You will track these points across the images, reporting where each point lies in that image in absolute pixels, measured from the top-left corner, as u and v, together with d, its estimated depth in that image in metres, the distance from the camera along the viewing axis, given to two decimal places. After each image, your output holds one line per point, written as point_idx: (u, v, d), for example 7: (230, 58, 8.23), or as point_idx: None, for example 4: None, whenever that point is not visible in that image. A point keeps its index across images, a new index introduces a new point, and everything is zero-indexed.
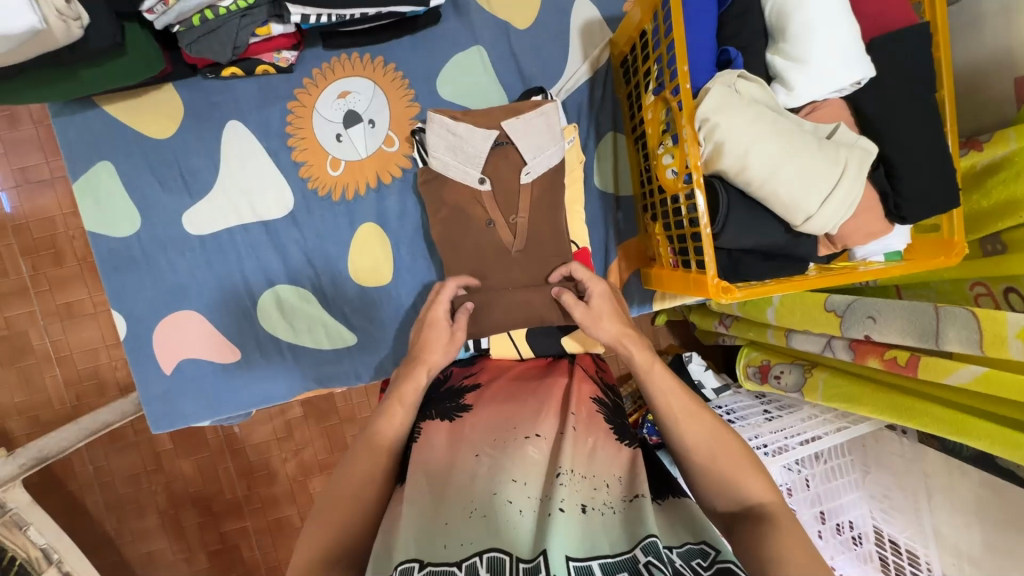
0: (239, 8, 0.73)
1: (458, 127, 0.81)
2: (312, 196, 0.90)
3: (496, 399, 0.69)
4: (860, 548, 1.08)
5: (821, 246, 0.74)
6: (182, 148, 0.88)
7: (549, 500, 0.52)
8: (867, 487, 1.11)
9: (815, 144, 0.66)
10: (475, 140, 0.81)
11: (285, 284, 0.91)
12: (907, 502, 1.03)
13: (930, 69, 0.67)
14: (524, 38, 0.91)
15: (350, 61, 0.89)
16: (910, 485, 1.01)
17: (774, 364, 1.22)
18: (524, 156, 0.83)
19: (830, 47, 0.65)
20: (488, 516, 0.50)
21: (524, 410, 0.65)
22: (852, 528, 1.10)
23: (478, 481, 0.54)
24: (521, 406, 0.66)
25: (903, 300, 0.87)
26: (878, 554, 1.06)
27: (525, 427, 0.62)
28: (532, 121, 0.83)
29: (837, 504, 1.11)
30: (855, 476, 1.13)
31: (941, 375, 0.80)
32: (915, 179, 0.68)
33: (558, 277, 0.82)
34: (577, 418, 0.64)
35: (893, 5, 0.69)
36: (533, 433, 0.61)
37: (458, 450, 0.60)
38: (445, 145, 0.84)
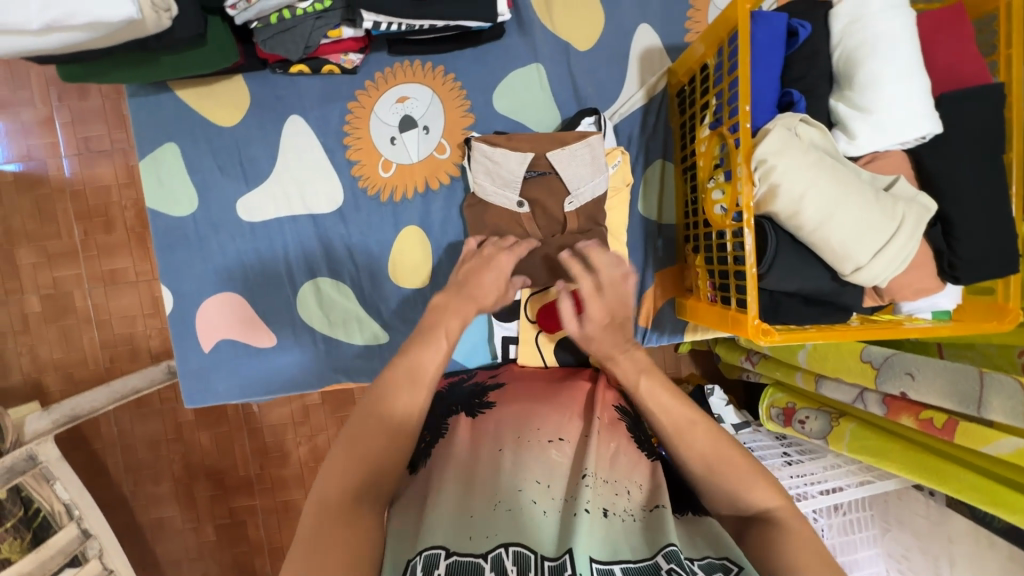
0: (315, 10, 0.76)
1: (494, 152, 0.84)
2: (362, 194, 0.93)
3: (522, 399, 0.69)
4: None
5: (867, 297, 0.72)
6: (243, 137, 0.91)
7: (573, 501, 0.53)
8: (886, 545, 1.08)
9: (872, 196, 0.65)
10: (510, 164, 0.84)
11: (327, 278, 0.93)
12: (928, 566, 1.00)
13: (1001, 131, 0.66)
14: (583, 59, 0.92)
15: (412, 68, 0.91)
16: (933, 550, 0.98)
17: (799, 408, 1.19)
18: (567, 186, 0.84)
19: (897, 100, 0.64)
20: (514, 510, 0.51)
21: (549, 412, 0.65)
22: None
23: (504, 475, 0.55)
24: (545, 407, 0.67)
25: (944, 359, 0.86)
26: None
27: (549, 429, 0.62)
28: (577, 151, 0.83)
29: (853, 559, 1.08)
30: (874, 532, 1.10)
31: (979, 442, 0.78)
32: (973, 240, 0.66)
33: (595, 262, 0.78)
34: (601, 423, 0.64)
35: (968, 61, 0.68)
36: (556, 436, 0.61)
37: (479, 444, 0.61)
38: (493, 142, 0.85)
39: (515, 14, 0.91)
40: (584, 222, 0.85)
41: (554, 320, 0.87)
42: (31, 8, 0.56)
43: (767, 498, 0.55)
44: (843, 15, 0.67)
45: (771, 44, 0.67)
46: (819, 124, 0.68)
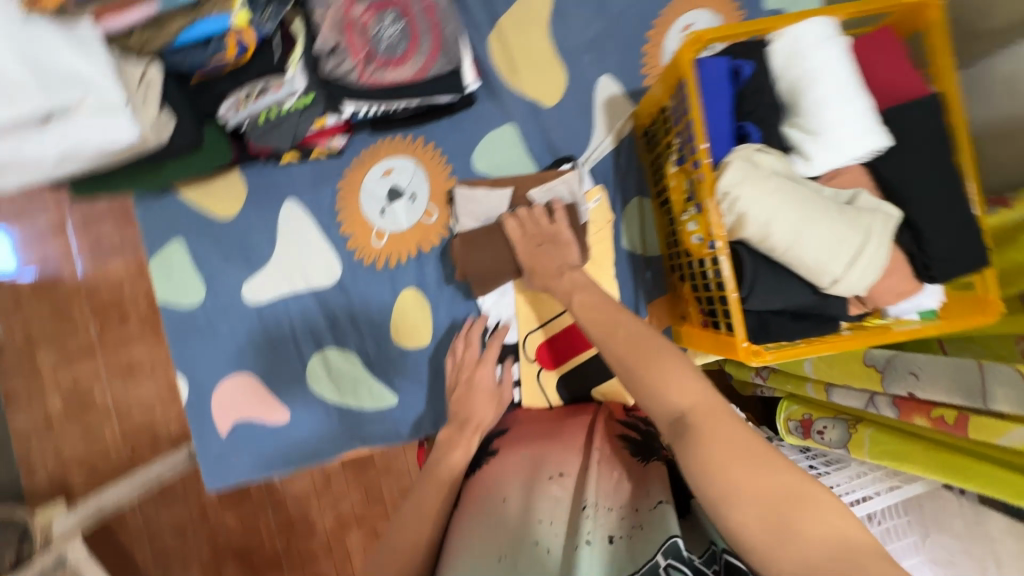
0: (299, 107, 0.84)
1: (475, 191, 0.92)
2: (359, 264, 0.97)
3: (526, 440, 0.72)
4: None
5: (850, 305, 0.76)
6: (243, 225, 0.97)
7: (575, 534, 0.56)
8: (928, 550, 1.01)
9: (837, 212, 0.69)
10: (493, 200, 0.91)
11: (333, 348, 0.97)
12: (972, 564, 0.93)
13: (948, 137, 0.70)
14: (552, 114, 0.99)
15: (395, 144, 0.98)
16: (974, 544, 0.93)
17: (816, 419, 1.19)
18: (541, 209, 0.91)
19: (841, 121, 0.68)
20: (519, 555, 0.54)
21: (550, 450, 0.69)
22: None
23: (510, 520, 0.58)
24: (551, 446, 0.69)
25: (949, 355, 0.86)
26: None
27: (550, 467, 0.65)
28: (555, 187, 0.91)
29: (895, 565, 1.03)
30: (915, 540, 1.04)
31: (992, 435, 0.78)
32: (941, 242, 0.69)
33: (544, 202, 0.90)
34: (602, 453, 0.67)
35: (907, 76, 0.72)
36: (557, 472, 0.64)
37: (484, 495, 0.64)
38: (473, 184, 0.93)
39: (484, 83, 0.98)
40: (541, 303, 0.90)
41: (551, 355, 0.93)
42: (47, 141, 0.62)
43: (683, 406, 0.52)
44: (781, 49, 0.72)
45: (719, 83, 0.72)
46: (773, 150, 0.73)
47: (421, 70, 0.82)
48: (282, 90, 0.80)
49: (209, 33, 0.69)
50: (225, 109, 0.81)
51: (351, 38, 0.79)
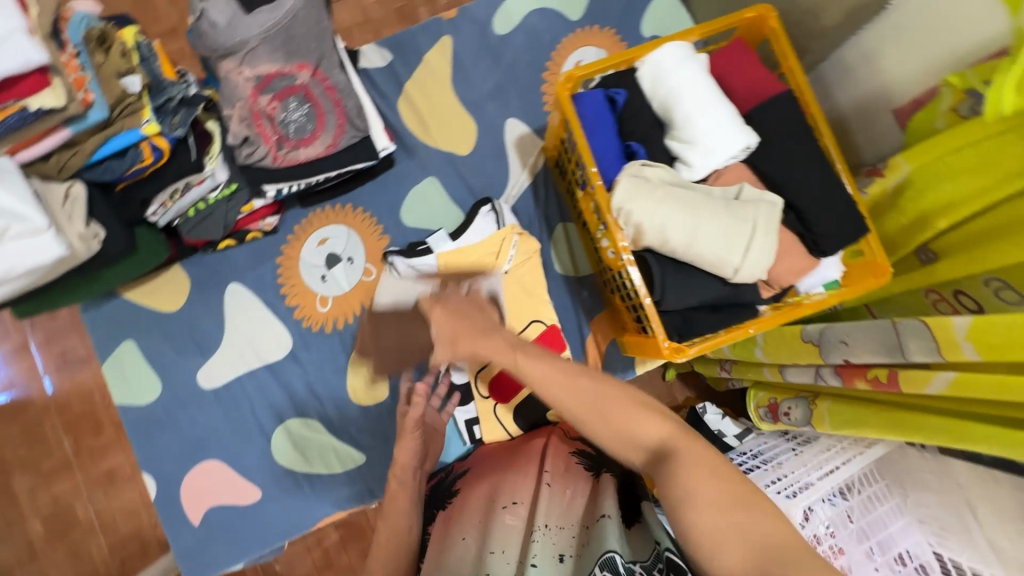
0: (225, 195, 0.89)
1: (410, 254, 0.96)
2: (308, 332, 1.01)
3: (486, 474, 0.83)
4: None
5: (761, 289, 0.81)
6: (190, 315, 1.00)
7: (525, 560, 0.66)
8: (912, 511, 0.97)
9: (725, 208, 0.74)
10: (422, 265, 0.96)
11: (295, 419, 0.99)
12: (953, 518, 0.89)
13: (806, 126, 0.77)
14: (468, 162, 1.05)
15: (326, 213, 1.03)
16: (949, 499, 0.91)
17: (781, 401, 1.23)
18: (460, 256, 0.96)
19: (709, 130, 0.76)
20: None
21: (507, 480, 0.78)
22: (912, 561, 0.92)
23: (469, 561, 0.67)
24: (508, 475, 0.79)
25: (876, 317, 0.92)
26: None
27: (505, 497, 0.75)
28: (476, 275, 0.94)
29: (885, 537, 0.95)
30: (896, 502, 1.00)
31: (921, 385, 0.81)
32: (822, 218, 0.76)
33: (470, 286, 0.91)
34: (551, 474, 0.77)
35: (762, 77, 0.80)
36: (511, 501, 0.74)
37: (447, 535, 0.73)
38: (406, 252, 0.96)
39: (400, 144, 1.05)
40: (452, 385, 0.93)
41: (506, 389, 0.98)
42: None
43: (660, 437, 0.58)
44: (647, 73, 0.80)
45: (599, 112, 0.80)
46: (659, 163, 0.79)
47: (332, 144, 0.88)
48: (204, 184, 0.86)
49: (125, 144, 0.75)
50: (153, 209, 0.86)
51: (260, 127, 0.85)
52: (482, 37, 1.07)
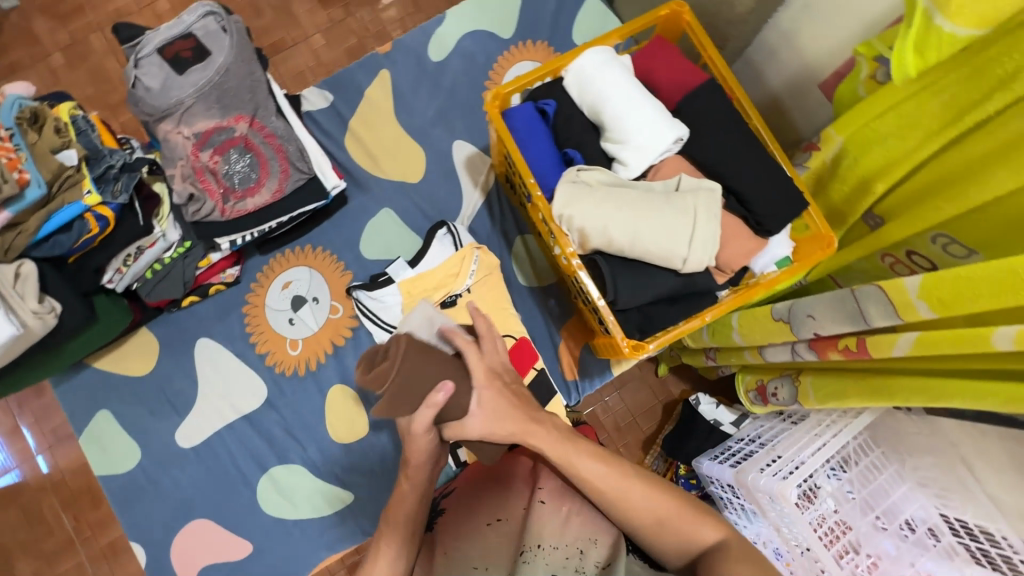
0: (180, 253, 0.90)
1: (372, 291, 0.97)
2: (281, 377, 1.00)
3: (472, 495, 0.80)
4: (940, 542, 0.88)
5: (716, 276, 0.81)
6: (162, 375, 1.00)
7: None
8: (913, 474, 0.95)
9: (664, 201, 0.75)
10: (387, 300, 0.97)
11: (278, 466, 0.98)
12: (951, 477, 0.89)
13: (733, 111, 0.79)
14: (420, 188, 1.07)
15: (286, 257, 1.04)
16: (942, 455, 0.90)
17: (768, 382, 1.22)
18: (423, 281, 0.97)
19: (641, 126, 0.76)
20: None
21: (494, 494, 0.79)
22: (919, 526, 0.91)
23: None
24: (494, 488, 0.80)
25: (839, 287, 0.92)
26: (962, 545, 0.86)
27: (489, 512, 0.77)
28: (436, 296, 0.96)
29: (889, 504, 0.94)
30: (895, 468, 0.98)
31: (888, 349, 0.81)
32: (762, 199, 0.77)
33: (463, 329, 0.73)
34: (545, 491, 0.77)
35: (685, 69, 0.82)
36: (494, 518, 0.76)
37: (432, 553, 0.75)
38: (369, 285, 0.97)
39: (351, 179, 1.07)
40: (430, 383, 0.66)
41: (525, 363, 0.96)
42: None
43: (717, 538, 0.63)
44: (573, 82, 0.82)
45: (531, 124, 0.82)
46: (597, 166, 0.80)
47: (279, 190, 0.89)
48: (156, 245, 0.87)
49: (69, 217, 0.77)
50: (109, 275, 0.86)
51: (205, 182, 0.86)
52: (419, 66, 1.10)
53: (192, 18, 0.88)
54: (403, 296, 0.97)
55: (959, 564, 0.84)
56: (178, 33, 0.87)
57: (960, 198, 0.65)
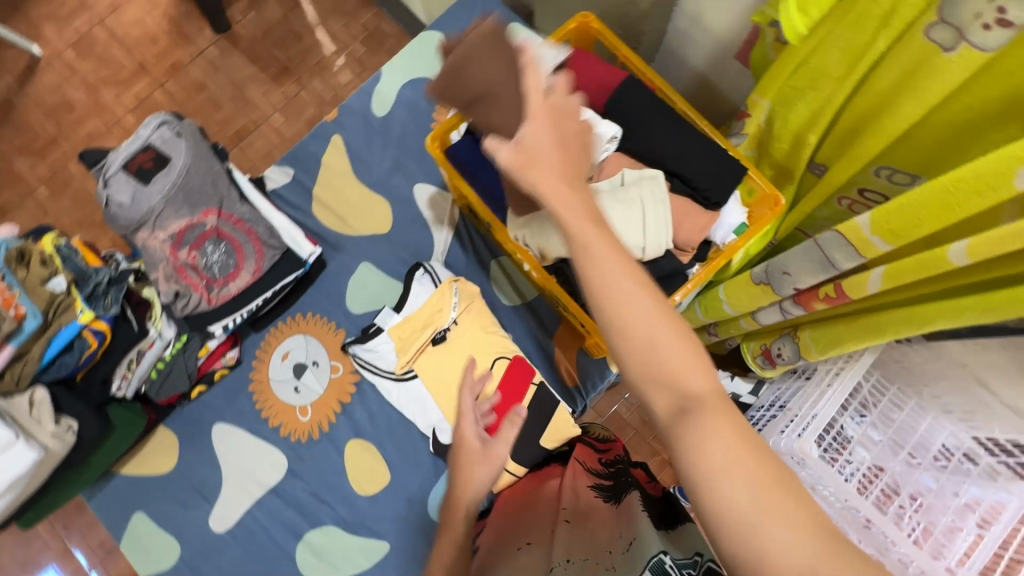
0: (178, 347, 0.94)
1: (366, 344, 1.01)
2: (298, 444, 1.04)
3: (506, 525, 0.88)
4: (979, 466, 0.85)
5: (680, 257, 0.84)
6: (186, 467, 1.03)
7: None
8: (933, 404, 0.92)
9: (611, 198, 0.78)
10: (383, 349, 1.01)
11: (312, 530, 1.00)
12: (970, 398, 0.86)
13: (657, 101, 0.83)
14: (392, 235, 1.12)
15: (281, 329, 1.08)
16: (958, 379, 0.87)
17: (770, 344, 1.21)
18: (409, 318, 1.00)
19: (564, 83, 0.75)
20: None
21: (529, 525, 0.82)
22: (954, 453, 0.88)
23: None
24: (529, 521, 0.84)
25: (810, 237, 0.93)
26: (1001, 464, 0.82)
27: (521, 539, 0.80)
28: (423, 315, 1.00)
29: (918, 439, 0.91)
30: (915, 402, 0.94)
31: (865, 289, 0.82)
32: (702, 175, 0.80)
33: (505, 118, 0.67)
34: (569, 509, 0.79)
35: (605, 72, 0.86)
36: (525, 541, 0.79)
37: None
38: (361, 339, 1.01)
39: (327, 244, 1.12)
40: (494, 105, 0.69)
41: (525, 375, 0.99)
42: None
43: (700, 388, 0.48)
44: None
45: (474, 156, 0.87)
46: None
47: (257, 269, 0.94)
48: (155, 345, 0.91)
49: (68, 338, 0.82)
50: (116, 383, 0.90)
51: (187, 278, 0.91)
52: (366, 124, 1.16)
53: (148, 131, 0.94)
54: (394, 342, 1.00)
55: (1003, 483, 0.80)
56: (139, 147, 0.93)
57: (882, 132, 0.68)
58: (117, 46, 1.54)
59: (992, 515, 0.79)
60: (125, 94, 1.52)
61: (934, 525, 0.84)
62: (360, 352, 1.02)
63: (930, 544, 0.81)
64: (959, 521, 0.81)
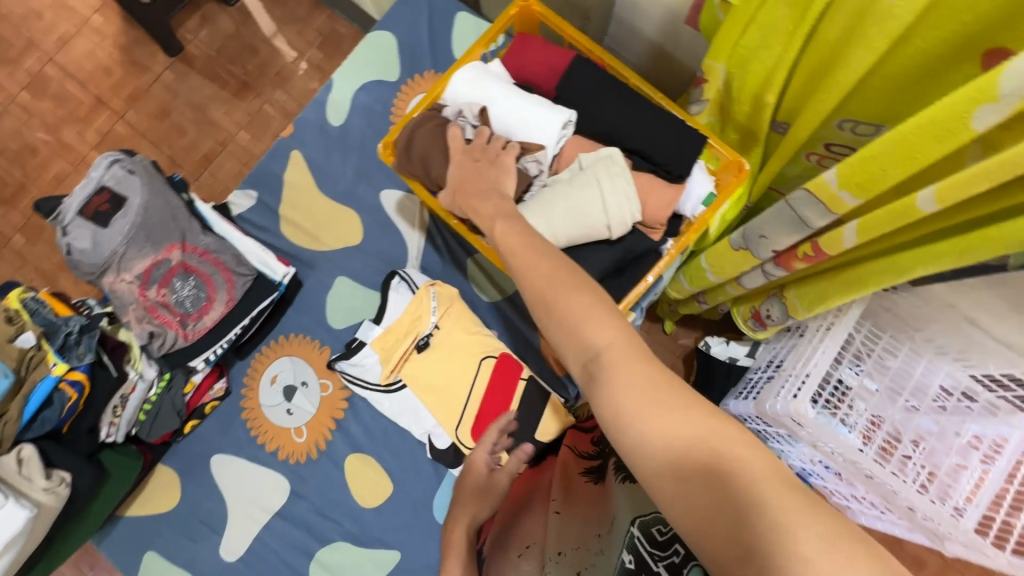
0: (163, 386, 0.94)
1: (351, 359, 1.00)
2: (297, 465, 1.04)
3: (505, 521, 0.87)
4: (978, 403, 0.84)
5: (650, 234, 0.83)
6: (190, 501, 1.04)
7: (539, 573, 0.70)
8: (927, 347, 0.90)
9: (569, 185, 0.77)
10: (368, 361, 1.01)
11: (322, 549, 1.01)
12: (960, 337, 0.84)
13: (608, 78, 0.81)
14: (365, 245, 1.10)
15: (266, 354, 1.08)
16: (947, 319, 0.85)
17: (760, 306, 1.19)
18: (388, 326, 1.00)
19: (487, 93, 0.82)
20: None
21: (528, 520, 0.83)
22: (952, 393, 0.87)
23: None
24: (525, 517, 0.84)
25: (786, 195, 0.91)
26: (999, 399, 0.82)
27: (520, 543, 0.79)
28: (400, 321, 0.99)
29: (915, 384, 0.90)
30: (910, 346, 0.92)
31: (841, 245, 0.80)
32: (661, 151, 0.79)
33: (437, 153, 0.79)
34: (558, 502, 0.81)
35: (553, 54, 0.83)
36: (524, 547, 0.77)
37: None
38: (345, 354, 1.00)
39: (301, 262, 1.11)
40: (427, 149, 0.80)
41: (511, 370, 0.99)
42: None
43: (600, 343, 0.53)
44: (462, 82, 0.83)
45: None
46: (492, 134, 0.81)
47: (230, 298, 0.93)
48: (138, 388, 0.91)
49: (47, 393, 0.82)
50: (105, 430, 0.90)
51: (160, 316, 0.90)
52: (325, 135, 1.14)
53: (101, 172, 0.91)
54: (378, 354, 1.00)
55: (1004, 417, 0.80)
56: (92, 189, 0.91)
57: (837, 85, 0.65)
58: (72, 81, 1.50)
59: (994, 449, 0.80)
60: (87, 131, 1.49)
61: (938, 467, 0.84)
62: (345, 367, 1.01)
63: (936, 487, 0.83)
64: (963, 460, 0.82)
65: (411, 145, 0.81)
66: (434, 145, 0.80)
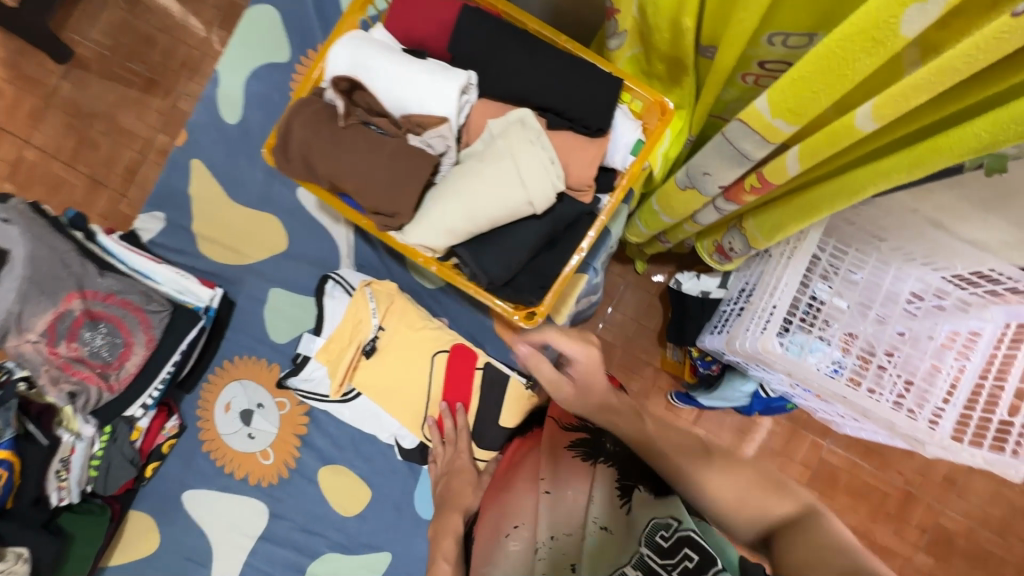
0: (106, 440, 0.89)
1: (301, 374, 0.95)
2: (271, 487, 1.01)
3: (492, 497, 0.81)
4: (949, 301, 0.81)
5: (581, 197, 0.75)
6: (170, 541, 1.01)
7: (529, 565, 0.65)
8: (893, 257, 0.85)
9: (481, 162, 0.70)
10: (318, 373, 0.96)
11: (312, 563, 1.00)
12: (926, 243, 0.78)
13: (504, 28, 0.71)
14: (293, 251, 1.02)
15: (213, 382, 1.02)
16: (912, 229, 0.78)
17: (721, 239, 1.06)
18: (331, 336, 0.94)
19: (365, 60, 0.71)
20: None
21: (514, 495, 0.76)
22: (923, 297, 0.83)
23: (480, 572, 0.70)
24: (511, 493, 0.77)
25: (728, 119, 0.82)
26: (968, 296, 0.79)
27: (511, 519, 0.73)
28: (342, 329, 0.94)
29: (885, 294, 0.85)
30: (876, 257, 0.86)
31: (785, 172, 0.72)
32: (574, 105, 0.71)
33: (321, 146, 0.71)
34: (548, 479, 0.73)
35: (438, 9, 0.73)
36: (515, 524, 0.72)
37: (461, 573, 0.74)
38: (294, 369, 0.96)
39: (228, 280, 1.03)
40: (309, 145, 0.71)
41: (467, 358, 0.94)
42: None
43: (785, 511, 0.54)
44: (340, 58, 0.72)
45: None
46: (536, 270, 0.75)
47: (149, 338, 0.86)
48: (76, 448, 0.86)
49: None
50: (55, 496, 0.85)
51: (77, 373, 0.84)
52: (225, 136, 1.03)
53: None
54: (325, 366, 0.95)
55: (976, 312, 0.79)
56: None
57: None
58: None
59: (969, 344, 0.79)
60: None
61: (914, 374, 0.82)
62: (297, 383, 0.97)
63: (913, 396, 0.81)
64: (938, 362, 0.81)
65: (290, 140, 0.72)
66: (318, 137, 0.71)
